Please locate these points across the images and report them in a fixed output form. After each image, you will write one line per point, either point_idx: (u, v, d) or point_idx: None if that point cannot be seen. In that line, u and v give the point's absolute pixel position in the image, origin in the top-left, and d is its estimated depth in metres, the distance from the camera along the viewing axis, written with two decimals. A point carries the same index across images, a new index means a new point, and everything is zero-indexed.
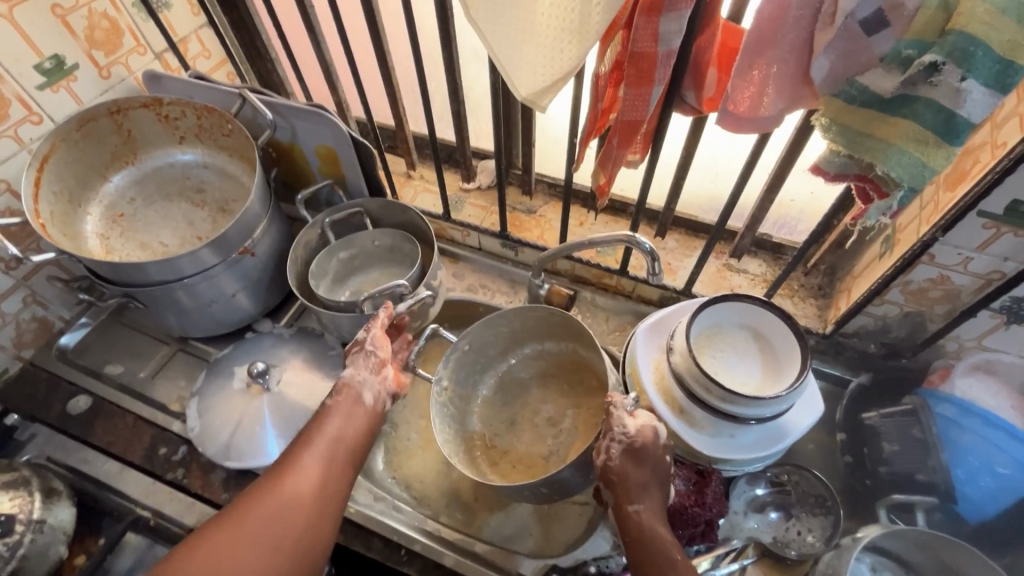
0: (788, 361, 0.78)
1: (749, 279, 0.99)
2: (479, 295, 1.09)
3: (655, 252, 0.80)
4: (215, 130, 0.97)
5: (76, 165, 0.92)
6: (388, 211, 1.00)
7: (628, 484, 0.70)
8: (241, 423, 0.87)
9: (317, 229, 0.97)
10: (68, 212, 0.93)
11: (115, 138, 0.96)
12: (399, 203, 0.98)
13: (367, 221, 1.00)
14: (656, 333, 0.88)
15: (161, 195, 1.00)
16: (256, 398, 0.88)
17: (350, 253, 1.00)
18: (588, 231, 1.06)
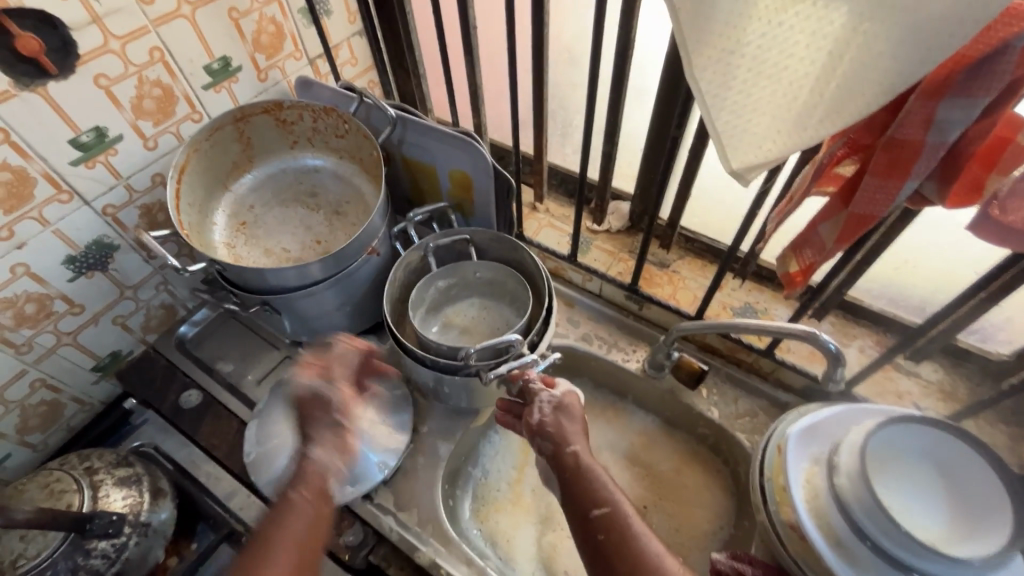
0: (989, 516, 0.64)
1: (922, 385, 0.85)
2: (593, 347, 1.01)
3: (839, 353, 0.68)
4: (329, 133, 0.96)
5: (204, 175, 0.92)
6: (497, 245, 0.97)
7: (564, 431, 0.70)
8: (297, 456, 0.84)
9: (420, 252, 0.94)
10: (199, 222, 0.92)
11: (236, 146, 0.95)
12: (510, 238, 0.95)
13: (470, 250, 0.98)
14: (811, 439, 0.75)
15: (277, 201, 0.99)
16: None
17: (450, 283, 0.97)
18: (728, 297, 0.95)
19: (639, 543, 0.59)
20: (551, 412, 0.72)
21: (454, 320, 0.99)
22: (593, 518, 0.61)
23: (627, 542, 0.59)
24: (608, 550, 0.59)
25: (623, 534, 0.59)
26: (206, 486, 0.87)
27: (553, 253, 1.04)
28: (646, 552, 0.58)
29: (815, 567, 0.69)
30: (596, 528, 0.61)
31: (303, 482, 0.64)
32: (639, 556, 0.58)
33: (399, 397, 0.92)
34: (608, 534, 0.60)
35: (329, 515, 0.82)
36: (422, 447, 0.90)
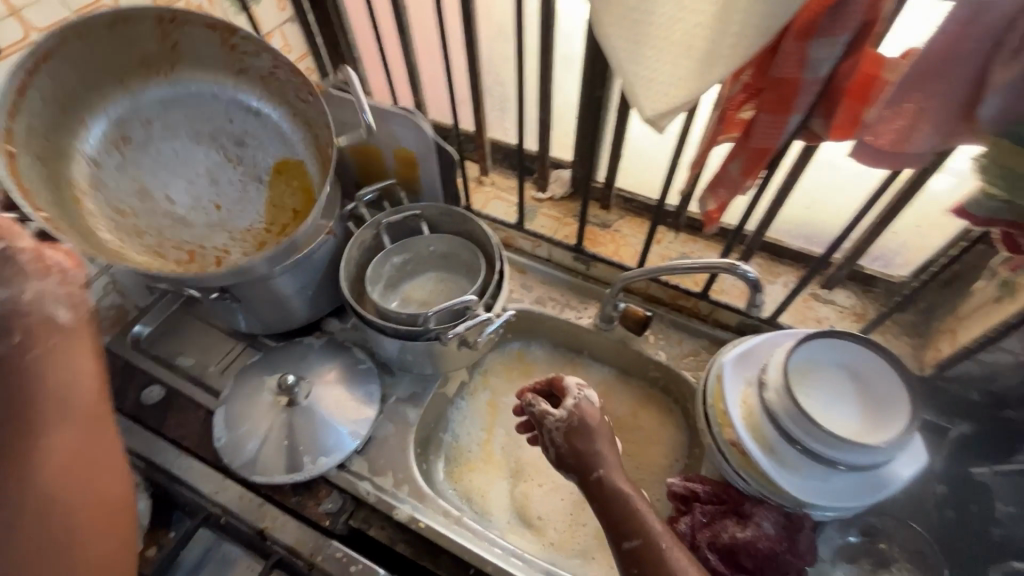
0: (891, 409, 0.73)
1: (837, 311, 0.95)
2: (547, 309, 1.07)
3: (758, 282, 0.76)
4: (290, 88, 0.85)
5: (83, 62, 0.76)
6: (448, 219, 1.01)
7: (583, 458, 0.75)
8: (269, 435, 0.86)
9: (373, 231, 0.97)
10: (61, 120, 0.76)
11: (156, 44, 0.81)
12: (459, 211, 0.99)
13: (423, 226, 1.02)
14: (743, 364, 0.84)
15: (189, 131, 0.87)
16: (284, 410, 0.88)
17: (406, 258, 1.01)
18: (667, 249, 1.02)
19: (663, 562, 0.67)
20: (573, 436, 0.76)
21: (412, 295, 1.02)
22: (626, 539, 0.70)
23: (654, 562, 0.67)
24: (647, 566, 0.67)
25: (654, 554, 0.67)
26: (172, 474, 0.87)
27: (502, 223, 1.08)
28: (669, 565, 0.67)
29: (754, 474, 0.78)
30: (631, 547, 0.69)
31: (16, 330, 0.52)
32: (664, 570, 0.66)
33: (366, 369, 0.95)
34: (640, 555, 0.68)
35: (307, 488, 0.85)
36: (392, 415, 0.93)
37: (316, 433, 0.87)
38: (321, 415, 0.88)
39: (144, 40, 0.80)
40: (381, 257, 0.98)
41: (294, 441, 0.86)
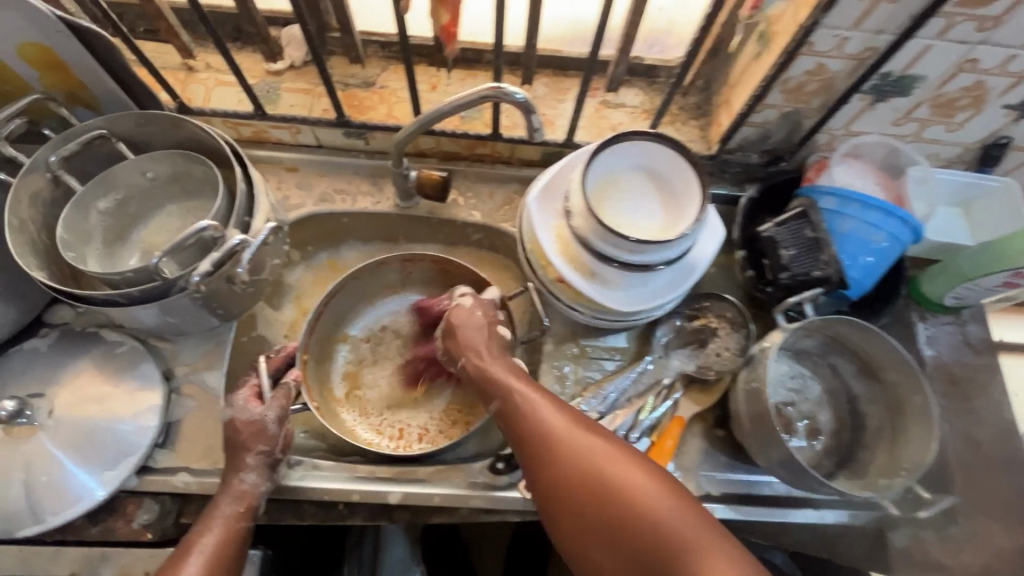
0: (686, 195, 0.74)
1: (629, 112, 0.91)
2: (338, 204, 0.91)
3: (531, 103, 0.65)
4: (381, 270, 0.90)
5: (365, 280, 0.90)
6: (155, 128, 0.76)
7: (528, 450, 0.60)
8: (28, 477, 0.67)
9: (46, 174, 0.70)
10: (340, 310, 0.89)
11: (389, 265, 0.90)
12: (164, 113, 0.74)
13: (123, 147, 0.76)
14: (550, 197, 0.78)
15: (345, 312, 0.90)
16: (25, 442, 0.68)
17: (120, 200, 0.77)
18: (446, 95, 0.89)
19: (622, 510, 0.52)
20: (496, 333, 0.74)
21: (155, 243, 0.80)
22: (583, 517, 0.54)
23: (608, 471, 0.54)
24: (579, 477, 0.55)
25: (562, 430, 0.58)
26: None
27: (237, 115, 0.85)
28: (666, 523, 0.51)
29: (583, 300, 0.76)
30: (611, 534, 0.52)
31: (236, 499, 0.66)
32: (606, 467, 0.55)
33: (128, 349, 0.76)
34: (632, 535, 0.51)
35: (105, 510, 0.70)
36: (190, 388, 0.77)
37: (88, 447, 0.69)
38: (84, 421, 0.70)
39: (389, 272, 0.91)
40: (78, 205, 0.72)
41: (53, 476, 0.67)
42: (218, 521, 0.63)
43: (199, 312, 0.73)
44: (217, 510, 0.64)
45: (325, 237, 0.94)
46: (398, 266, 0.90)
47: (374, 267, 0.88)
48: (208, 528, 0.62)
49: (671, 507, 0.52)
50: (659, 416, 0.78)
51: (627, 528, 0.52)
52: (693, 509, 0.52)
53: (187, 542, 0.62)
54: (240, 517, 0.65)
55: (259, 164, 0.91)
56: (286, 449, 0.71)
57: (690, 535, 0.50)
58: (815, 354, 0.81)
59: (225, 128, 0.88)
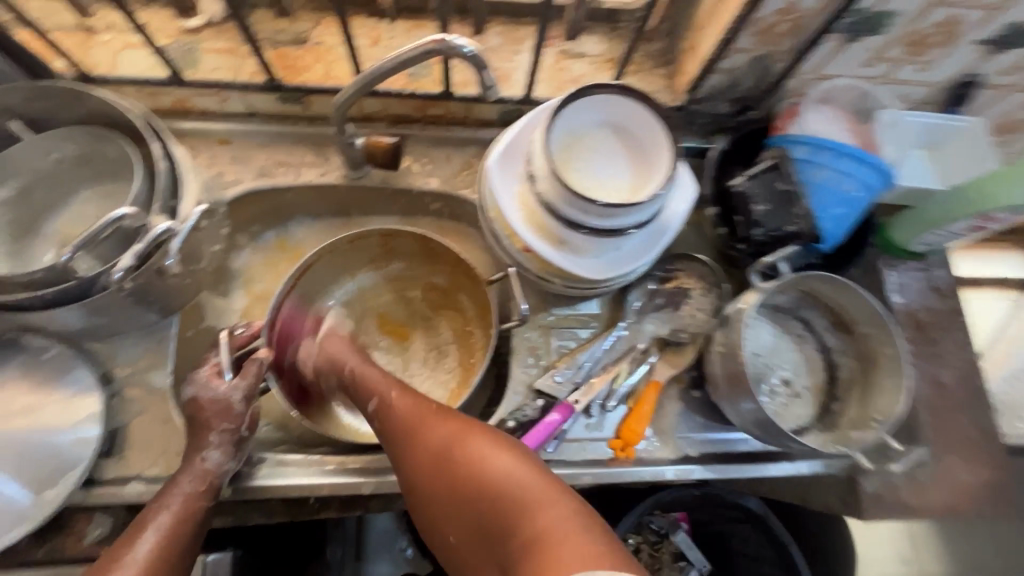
0: (655, 151, 0.70)
1: (590, 63, 0.84)
2: (280, 178, 0.82)
3: (481, 55, 0.58)
4: (359, 246, 0.84)
5: (340, 255, 0.84)
6: (50, 101, 0.65)
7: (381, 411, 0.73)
8: None
9: None
10: (317, 281, 0.84)
11: (369, 240, 0.84)
12: (58, 83, 0.64)
13: (14, 125, 0.65)
14: (511, 161, 0.72)
15: (322, 286, 0.85)
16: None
17: (21, 189, 0.68)
18: (390, 49, 0.81)
19: (500, 488, 0.54)
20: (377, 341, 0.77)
21: (72, 234, 0.71)
22: (455, 484, 0.57)
23: (464, 456, 0.57)
24: (440, 463, 0.58)
25: (416, 411, 0.64)
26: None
27: (151, 83, 0.75)
28: (518, 492, 0.53)
29: (554, 270, 0.72)
30: (502, 532, 0.53)
31: (196, 478, 0.62)
32: (516, 499, 0.53)
33: (57, 354, 0.69)
34: (493, 511, 0.54)
35: (51, 530, 0.65)
36: (133, 390, 0.71)
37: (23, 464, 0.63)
38: (13, 436, 0.66)
39: (367, 245, 0.85)
40: None
41: None
42: (175, 500, 0.60)
43: (130, 310, 0.66)
44: (174, 487, 0.61)
45: (269, 214, 0.87)
46: (377, 239, 0.84)
47: (353, 241, 0.83)
48: (163, 509, 0.59)
49: (526, 468, 0.55)
50: (635, 382, 0.77)
51: (480, 490, 0.55)
52: (539, 478, 0.54)
53: (143, 517, 0.59)
54: (200, 496, 0.61)
55: (185, 137, 0.82)
56: (252, 427, 0.68)
57: (539, 491, 0.53)
58: (786, 309, 0.81)
59: (139, 98, 0.78)
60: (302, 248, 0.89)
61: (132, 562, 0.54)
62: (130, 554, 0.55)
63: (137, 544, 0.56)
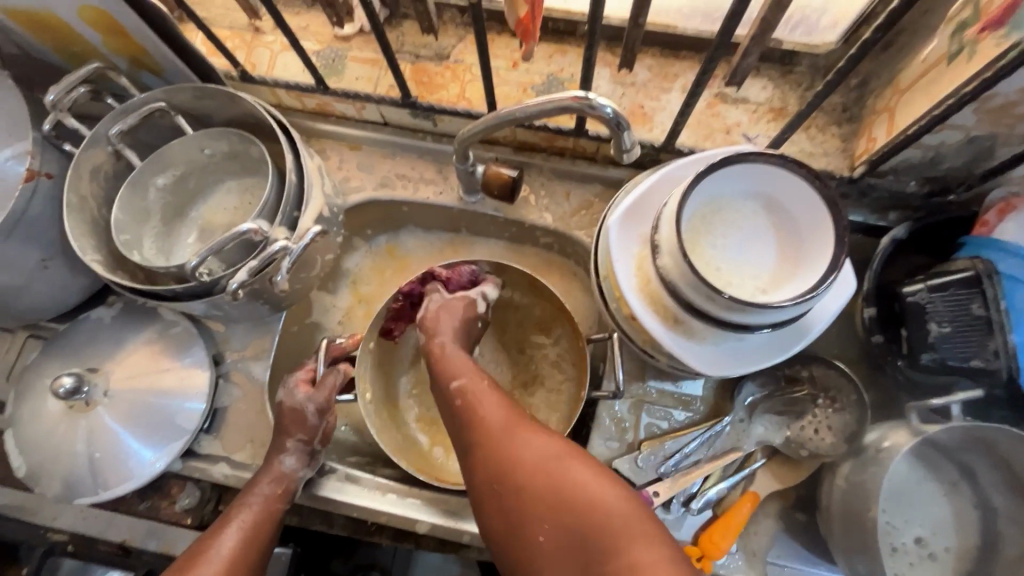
0: (810, 239, 0.59)
1: (750, 111, 0.73)
2: (398, 191, 0.83)
3: (622, 116, 0.52)
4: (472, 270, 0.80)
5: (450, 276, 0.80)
6: (211, 102, 0.70)
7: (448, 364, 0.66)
8: (87, 448, 0.70)
9: (104, 149, 0.67)
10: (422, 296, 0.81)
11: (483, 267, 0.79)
12: (219, 87, 0.68)
13: (181, 120, 0.71)
14: (635, 221, 0.65)
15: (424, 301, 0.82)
16: (84, 415, 0.70)
17: (178, 175, 0.74)
18: (528, 74, 0.76)
19: (605, 521, 0.48)
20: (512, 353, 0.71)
21: (212, 221, 0.77)
22: (526, 489, 0.52)
23: (554, 477, 0.51)
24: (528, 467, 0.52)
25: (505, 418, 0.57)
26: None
27: (299, 87, 0.78)
28: (608, 517, 0.48)
29: (660, 349, 0.65)
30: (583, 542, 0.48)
31: (274, 480, 0.65)
32: (593, 504, 0.49)
33: (182, 331, 0.75)
34: (582, 529, 0.48)
35: (153, 487, 0.73)
36: (236, 375, 0.77)
37: (139, 427, 0.71)
38: (138, 397, 0.71)
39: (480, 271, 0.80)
40: (135, 183, 0.70)
41: (106, 451, 0.70)
42: (256, 500, 0.64)
43: (244, 307, 0.71)
44: (255, 488, 0.65)
45: (384, 221, 0.88)
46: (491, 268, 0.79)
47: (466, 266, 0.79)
48: (244, 507, 0.63)
49: (616, 494, 0.49)
50: (727, 488, 0.67)
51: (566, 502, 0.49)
52: (635, 510, 0.48)
53: (228, 513, 0.63)
54: (276, 499, 0.65)
55: (321, 139, 0.85)
56: (325, 440, 0.70)
57: (637, 519, 0.48)
58: (944, 447, 0.64)
59: (288, 99, 0.82)
60: (408, 259, 0.90)
61: (215, 557, 0.58)
62: (215, 547, 0.59)
63: (220, 538, 0.60)
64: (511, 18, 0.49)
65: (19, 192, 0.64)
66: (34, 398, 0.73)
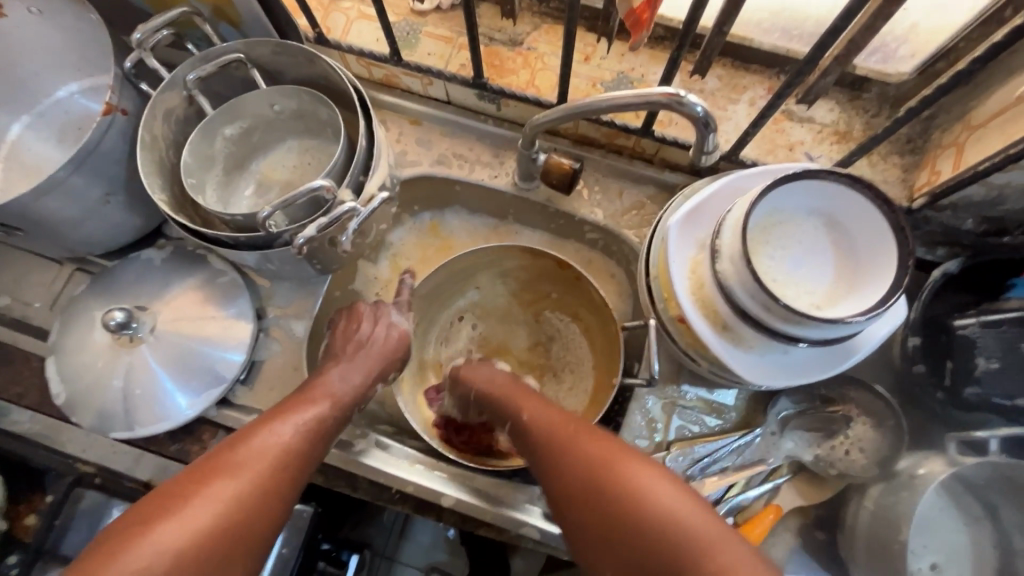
0: (871, 262, 0.59)
1: (815, 131, 0.74)
2: (453, 170, 0.83)
3: (708, 116, 0.55)
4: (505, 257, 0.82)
5: (487, 261, 0.83)
6: (289, 59, 0.71)
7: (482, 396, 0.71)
8: (126, 383, 0.71)
9: (180, 92, 0.68)
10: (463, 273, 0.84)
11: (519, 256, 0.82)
12: (300, 45, 0.69)
13: (257, 74, 0.72)
14: (695, 224, 0.66)
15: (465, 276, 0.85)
16: (128, 351, 0.71)
17: (245, 127, 0.75)
18: (599, 70, 0.77)
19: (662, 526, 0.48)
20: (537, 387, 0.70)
21: (271, 177, 0.78)
22: (602, 514, 0.51)
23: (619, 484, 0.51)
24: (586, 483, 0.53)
25: (561, 431, 0.58)
26: (9, 433, 0.74)
27: (371, 56, 0.79)
28: (689, 535, 0.47)
29: (704, 353, 0.65)
30: (642, 555, 0.48)
31: (341, 388, 0.65)
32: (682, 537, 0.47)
33: (229, 281, 0.76)
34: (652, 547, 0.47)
35: (184, 430, 0.74)
36: (276, 331, 0.78)
37: (180, 370, 0.72)
38: (181, 341, 0.72)
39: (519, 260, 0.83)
40: (206, 130, 0.71)
41: (145, 389, 0.71)
42: (323, 397, 0.64)
43: (296, 265, 0.71)
44: (319, 394, 0.64)
45: (434, 198, 0.89)
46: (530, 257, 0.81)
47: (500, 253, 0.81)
48: (312, 402, 0.62)
49: (690, 504, 0.49)
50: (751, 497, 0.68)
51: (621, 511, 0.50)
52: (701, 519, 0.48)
53: (290, 403, 0.62)
54: (340, 407, 0.64)
55: (383, 110, 0.86)
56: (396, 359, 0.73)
57: (714, 536, 0.47)
58: (973, 484, 0.64)
59: (357, 66, 0.83)
60: (452, 239, 0.90)
61: (264, 440, 0.56)
62: (277, 429, 0.58)
63: (274, 426, 0.58)
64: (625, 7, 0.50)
65: (96, 124, 0.64)
66: (79, 329, 0.73)
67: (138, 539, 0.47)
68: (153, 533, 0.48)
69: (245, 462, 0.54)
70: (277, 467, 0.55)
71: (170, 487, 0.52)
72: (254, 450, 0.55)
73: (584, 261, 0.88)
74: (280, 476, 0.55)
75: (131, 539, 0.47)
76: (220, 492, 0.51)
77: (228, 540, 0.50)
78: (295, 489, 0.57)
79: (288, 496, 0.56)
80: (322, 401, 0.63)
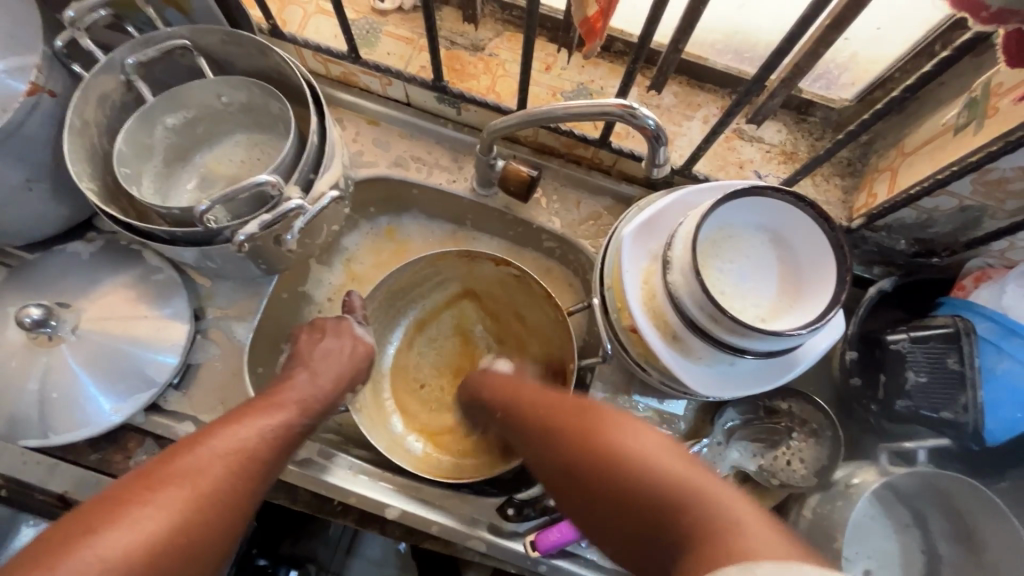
0: (812, 277, 0.61)
1: (764, 151, 0.76)
2: (410, 172, 0.82)
3: (661, 129, 0.56)
4: (465, 262, 0.82)
5: (450, 266, 0.83)
6: (238, 49, 0.68)
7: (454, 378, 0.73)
8: (43, 386, 0.65)
9: (116, 77, 0.64)
10: (423, 278, 0.84)
11: (479, 262, 0.81)
12: (250, 35, 0.66)
13: (203, 62, 0.69)
14: (648, 235, 0.67)
15: (425, 282, 0.84)
16: (45, 351, 0.65)
17: (189, 118, 0.71)
18: (559, 80, 0.77)
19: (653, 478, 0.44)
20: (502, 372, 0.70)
21: (215, 171, 0.75)
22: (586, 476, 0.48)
23: (595, 439, 0.49)
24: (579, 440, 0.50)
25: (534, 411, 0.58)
26: None
27: (328, 52, 0.77)
28: (656, 473, 0.45)
29: (654, 364, 0.66)
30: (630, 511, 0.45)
31: (303, 397, 0.62)
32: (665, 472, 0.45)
33: (165, 279, 0.72)
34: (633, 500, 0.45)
35: (107, 438, 0.68)
36: (216, 333, 0.74)
37: (105, 373, 0.67)
38: (107, 342, 0.67)
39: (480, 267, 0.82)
40: (144, 118, 0.67)
41: (64, 392, 0.66)
42: (285, 405, 0.60)
43: (236, 264, 0.68)
44: (282, 402, 0.60)
45: (390, 201, 0.87)
46: (490, 264, 0.81)
47: (464, 258, 0.80)
48: (273, 409, 0.58)
49: (654, 443, 0.48)
50: None
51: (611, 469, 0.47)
52: (669, 453, 0.47)
53: (255, 408, 0.58)
54: (303, 416, 0.61)
55: (340, 108, 0.83)
56: (357, 367, 0.69)
57: (679, 465, 0.45)
58: (902, 493, 0.67)
59: (313, 62, 0.81)
60: (407, 243, 0.89)
61: (227, 444, 0.52)
62: (233, 435, 0.54)
63: (232, 431, 0.54)
64: (579, 16, 0.51)
65: (18, 105, 0.60)
66: None
67: (76, 547, 0.42)
68: (95, 542, 0.42)
69: (201, 468, 0.50)
70: (236, 472, 0.51)
71: (116, 490, 0.47)
72: (209, 455, 0.51)
73: (542, 271, 0.88)
74: (238, 485, 0.51)
75: (69, 546, 0.42)
76: (176, 498, 0.47)
77: (172, 556, 0.45)
78: (256, 497, 0.53)
79: (247, 504, 0.52)
80: (290, 407, 0.60)
